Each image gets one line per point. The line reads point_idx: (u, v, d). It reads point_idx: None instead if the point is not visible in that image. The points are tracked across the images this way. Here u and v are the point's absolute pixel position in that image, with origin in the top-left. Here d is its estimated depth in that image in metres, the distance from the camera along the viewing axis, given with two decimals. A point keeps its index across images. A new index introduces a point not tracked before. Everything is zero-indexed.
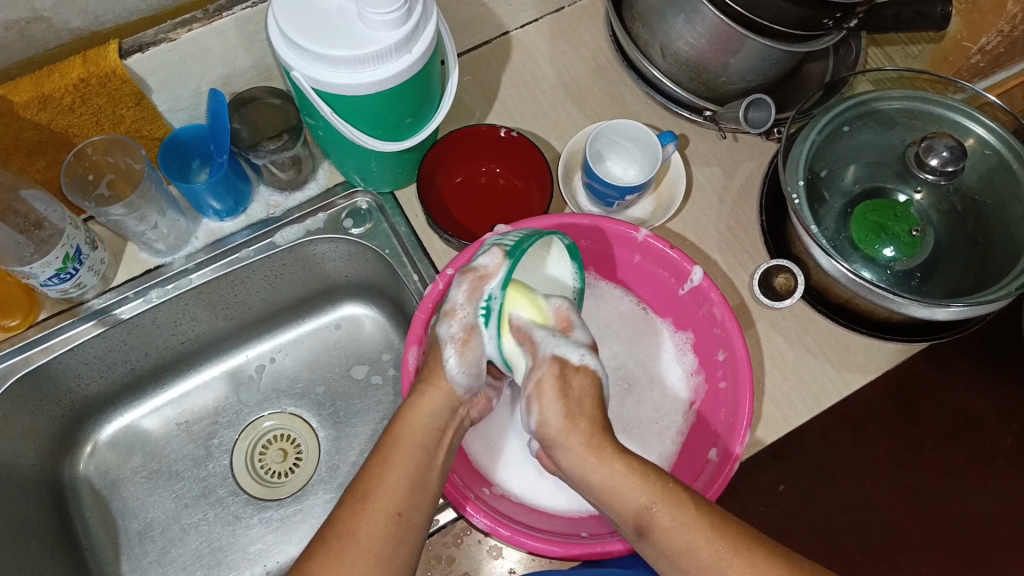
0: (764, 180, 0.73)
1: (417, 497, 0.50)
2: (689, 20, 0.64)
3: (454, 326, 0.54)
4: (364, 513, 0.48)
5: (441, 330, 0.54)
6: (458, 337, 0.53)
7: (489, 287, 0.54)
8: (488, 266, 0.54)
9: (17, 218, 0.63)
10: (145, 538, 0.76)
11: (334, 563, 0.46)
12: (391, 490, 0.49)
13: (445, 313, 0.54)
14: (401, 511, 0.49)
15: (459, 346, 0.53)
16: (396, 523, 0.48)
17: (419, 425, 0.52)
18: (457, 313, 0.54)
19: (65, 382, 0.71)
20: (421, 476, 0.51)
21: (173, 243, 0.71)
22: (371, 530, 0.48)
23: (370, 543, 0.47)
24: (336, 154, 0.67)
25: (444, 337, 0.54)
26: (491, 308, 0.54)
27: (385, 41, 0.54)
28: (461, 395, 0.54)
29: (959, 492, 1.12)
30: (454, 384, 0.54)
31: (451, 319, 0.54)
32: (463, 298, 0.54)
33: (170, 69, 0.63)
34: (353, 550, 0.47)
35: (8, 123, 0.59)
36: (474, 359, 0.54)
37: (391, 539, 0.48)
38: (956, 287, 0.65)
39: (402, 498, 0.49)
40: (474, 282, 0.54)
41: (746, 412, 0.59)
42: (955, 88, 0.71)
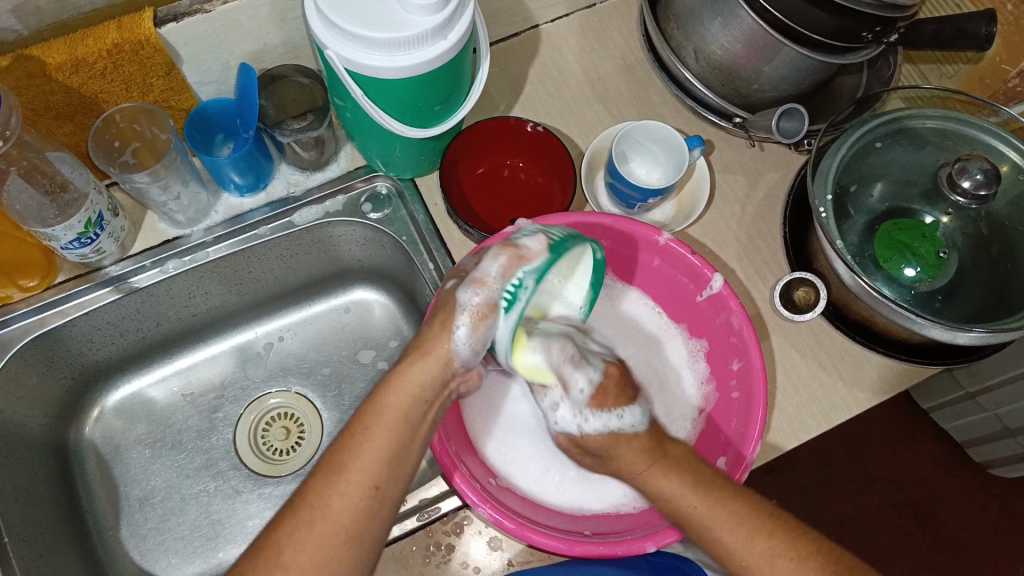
0: (789, 192, 0.73)
1: (394, 472, 0.50)
2: (724, 24, 0.64)
3: (477, 297, 0.51)
4: (338, 484, 0.48)
5: (462, 295, 0.52)
6: (476, 309, 0.51)
7: (523, 272, 0.51)
8: (530, 250, 0.52)
9: (43, 180, 0.63)
10: (145, 505, 0.76)
11: (304, 534, 0.46)
12: (367, 463, 0.49)
13: (472, 281, 0.52)
14: (378, 485, 0.49)
15: (473, 318, 0.52)
16: (371, 497, 0.48)
17: (406, 394, 0.52)
18: (485, 285, 0.51)
19: (77, 346, 0.72)
20: (400, 449, 0.51)
21: (192, 216, 0.71)
22: (344, 502, 0.47)
23: (343, 516, 0.47)
24: (362, 139, 0.67)
25: (462, 304, 0.52)
26: (518, 293, 0.51)
27: (420, 26, 0.54)
28: (456, 368, 0.54)
29: (953, 516, 1.13)
30: (454, 354, 0.53)
31: (477, 290, 0.51)
32: (496, 273, 0.51)
33: (202, 41, 0.63)
34: (321, 521, 0.46)
35: (40, 84, 0.59)
36: (483, 337, 0.52)
37: (364, 513, 0.48)
38: (977, 311, 0.64)
39: (379, 472, 0.49)
40: (513, 260, 0.52)
41: (757, 425, 0.59)
42: (991, 111, 0.70)
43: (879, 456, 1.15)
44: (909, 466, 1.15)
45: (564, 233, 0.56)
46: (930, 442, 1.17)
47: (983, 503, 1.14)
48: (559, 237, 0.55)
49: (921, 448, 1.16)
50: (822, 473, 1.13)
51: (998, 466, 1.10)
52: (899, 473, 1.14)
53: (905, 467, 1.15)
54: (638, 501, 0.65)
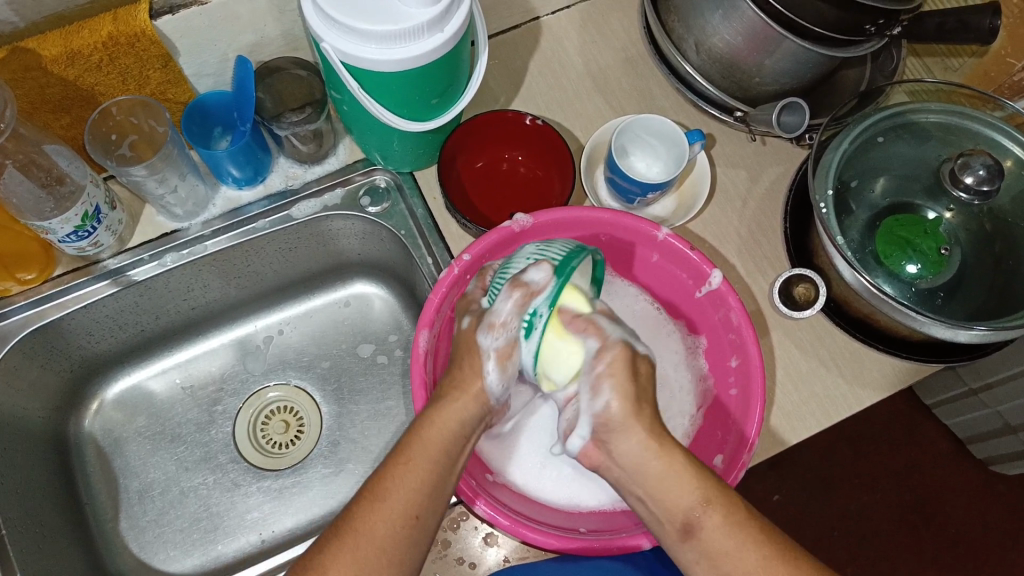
0: (791, 188, 0.72)
1: (434, 501, 0.49)
2: (726, 16, 0.63)
3: (498, 340, 0.53)
4: (379, 511, 0.48)
5: (483, 341, 0.53)
6: (500, 350, 0.53)
7: (535, 304, 0.51)
8: (536, 283, 0.52)
9: (40, 173, 0.63)
10: (144, 498, 0.77)
11: (345, 559, 0.46)
12: (409, 492, 0.48)
13: (489, 325, 0.53)
14: (419, 514, 0.48)
15: (499, 359, 0.53)
16: (412, 526, 0.48)
17: (447, 429, 0.52)
18: (500, 326, 0.52)
19: (75, 339, 0.72)
20: (440, 481, 0.50)
21: (191, 209, 0.71)
22: (385, 530, 0.47)
23: (384, 541, 0.47)
24: (360, 132, 0.67)
25: (486, 349, 0.53)
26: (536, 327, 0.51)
27: (416, 18, 0.53)
28: (493, 404, 0.54)
29: (956, 513, 1.13)
30: (487, 390, 0.53)
31: (495, 333, 0.53)
32: (509, 311, 0.52)
33: (199, 33, 0.63)
34: (365, 545, 0.46)
35: (36, 76, 0.59)
36: (513, 373, 0.53)
37: (405, 541, 0.48)
38: (978, 309, 0.64)
39: (420, 501, 0.49)
40: (523, 297, 0.52)
41: (755, 422, 0.59)
42: (995, 105, 0.69)
43: (881, 452, 1.15)
44: (912, 461, 1.14)
45: (567, 253, 0.54)
46: (934, 439, 1.16)
47: (987, 500, 1.14)
48: (565, 256, 0.54)
49: (925, 444, 1.16)
50: (826, 468, 1.13)
51: (1001, 462, 1.09)
52: (902, 470, 1.14)
53: (908, 463, 1.15)
54: None
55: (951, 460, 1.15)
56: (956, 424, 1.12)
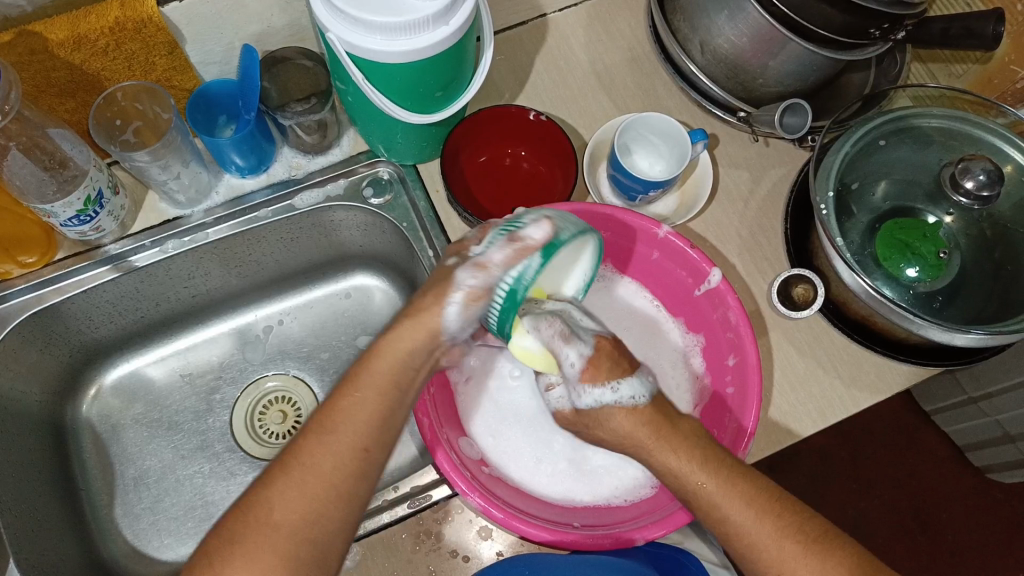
0: (792, 189, 0.72)
1: (382, 434, 0.50)
2: (730, 17, 0.63)
3: (475, 279, 0.52)
4: (328, 443, 0.48)
5: (460, 275, 0.52)
6: (472, 291, 0.52)
7: (527, 262, 0.51)
8: (533, 240, 0.52)
9: (43, 156, 0.63)
10: (140, 485, 0.77)
11: (293, 489, 0.46)
12: (358, 424, 0.49)
13: (474, 263, 0.52)
14: (368, 447, 0.49)
15: (467, 297, 0.52)
16: (362, 459, 0.49)
17: (395, 361, 0.52)
18: (485, 269, 0.52)
19: (75, 324, 0.72)
20: (388, 413, 0.51)
21: (193, 196, 0.71)
22: (336, 461, 0.48)
23: (334, 475, 0.48)
24: (364, 123, 0.67)
25: (459, 283, 0.52)
26: (519, 282, 0.51)
27: (422, 10, 0.53)
28: (442, 340, 0.54)
29: (952, 521, 1.13)
30: (443, 327, 0.53)
31: (476, 273, 0.52)
32: (499, 261, 0.52)
33: (205, 21, 0.63)
34: (311, 475, 0.47)
35: (42, 60, 0.59)
36: (475, 315, 0.53)
37: (355, 473, 0.48)
38: (976, 314, 0.64)
39: (369, 434, 0.49)
40: (518, 250, 0.52)
41: (751, 421, 0.59)
42: (998, 112, 0.69)
43: (879, 458, 1.15)
44: (910, 468, 1.15)
45: (570, 228, 0.54)
46: (933, 447, 1.16)
47: (984, 508, 1.14)
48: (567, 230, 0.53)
49: (923, 451, 1.16)
50: (824, 473, 1.13)
51: (999, 470, 1.09)
52: (900, 476, 1.14)
53: (906, 470, 1.15)
54: (629, 494, 0.65)
55: (949, 468, 1.15)
56: (955, 432, 1.12)
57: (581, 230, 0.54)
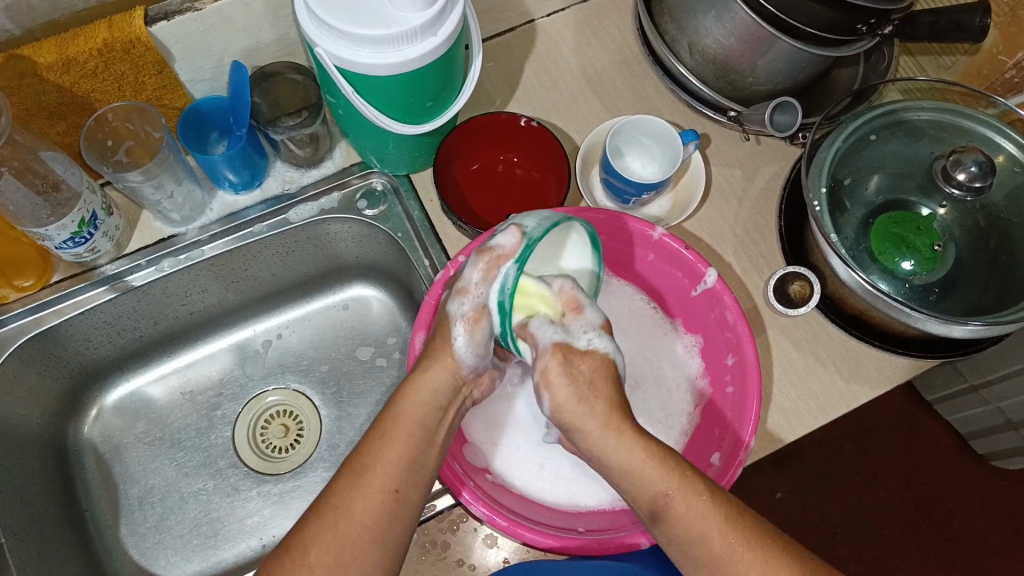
0: (785, 186, 0.72)
1: (415, 475, 0.50)
2: (718, 17, 0.63)
3: (465, 305, 0.53)
4: (359, 487, 0.48)
5: (451, 307, 0.53)
6: (467, 316, 0.53)
7: (505, 270, 0.51)
8: (504, 248, 0.51)
9: (35, 179, 0.63)
10: (144, 504, 0.77)
11: (327, 534, 0.47)
12: (388, 466, 0.49)
13: (457, 291, 0.53)
14: (399, 487, 0.49)
15: (468, 324, 0.53)
16: (393, 499, 0.49)
17: (421, 401, 0.53)
18: (470, 292, 0.52)
19: (74, 345, 0.72)
20: (419, 453, 0.51)
21: (188, 214, 0.71)
22: (366, 504, 0.48)
23: (366, 518, 0.47)
24: (355, 135, 0.67)
25: (453, 314, 0.53)
26: (503, 293, 0.51)
27: (409, 22, 0.53)
28: (465, 374, 0.55)
29: (958, 510, 1.13)
30: (460, 361, 0.54)
31: (463, 298, 0.53)
32: (477, 278, 0.52)
33: (193, 39, 0.63)
34: (346, 520, 0.47)
35: (31, 84, 0.59)
36: (483, 339, 0.54)
37: (386, 515, 0.48)
38: (973, 305, 0.64)
39: (400, 476, 0.50)
40: (492, 262, 0.52)
41: (751, 421, 0.59)
42: (988, 102, 0.69)
43: (883, 450, 1.15)
44: (914, 458, 1.15)
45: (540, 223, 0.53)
46: (936, 436, 1.16)
47: (990, 496, 1.14)
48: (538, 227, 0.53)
49: (927, 442, 1.16)
50: (827, 467, 1.13)
51: (1003, 458, 1.10)
52: (905, 467, 1.14)
53: (911, 461, 1.15)
54: None
55: (953, 457, 1.16)
56: (958, 421, 1.12)
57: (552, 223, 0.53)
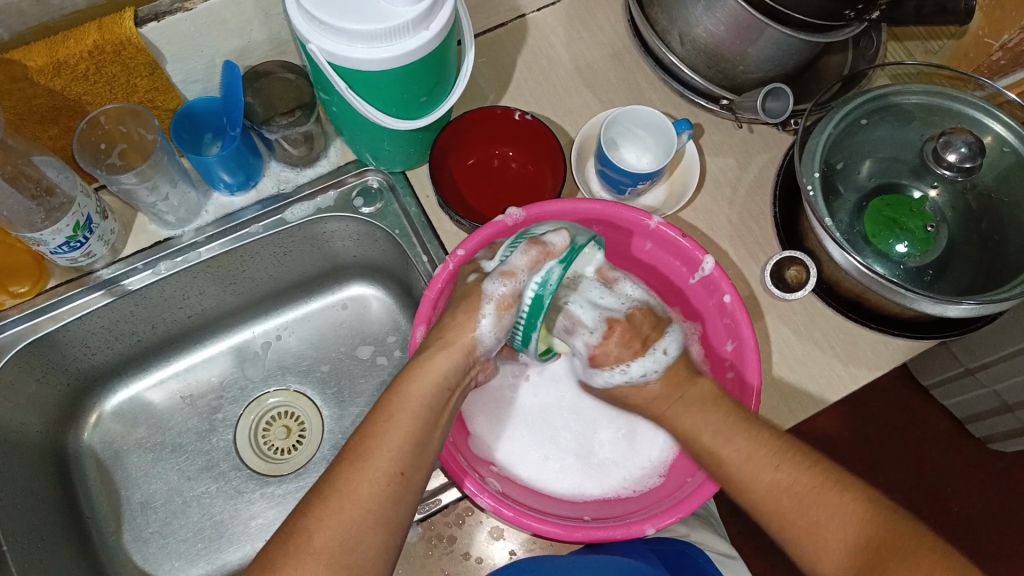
0: (778, 173, 0.73)
1: (419, 457, 0.51)
2: (708, 7, 0.64)
3: (504, 288, 0.54)
4: (364, 471, 0.48)
5: (489, 286, 0.54)
6: (501, 299, 0.54)
7: (552, 265, 0.53)
8: (556, 245, 0.54)
9: (29, 184, 0.62)
10: (147, 509, 0.76)
11: (331, 518, 0.46)
12: (395, 448, 0.50)
13: (500, 273, 0.54)
14: (404, 470, 0.50)
15: (498, 307, 0.54)
16: (397, 482, 0.49)
17: (429, 383, 0.54)
18: (513, 277, 0.54)
19: (72, 351, 0.72)
20: (425, 435, 0.52)
21: (183, 216, 0.71)
22: (371, 488, 0.48)
23: (371, 501, 0.48)
24: (350, 132, 0.67)
25: (488, 294, 0.54)
26: (545, 287, 0.53)
27: (401, 17, 0.54)
28: (478, 355, 0.56)
29: (956, 493, 1.14)
30: (478, 341, 0.55)
31: (504, 281, 0.54)
32: (524, 266, 0.53)
33: (185, 40, 0.63)
34: (352, 506, 0.47)
35: (22, 88, 0.58)
36: (506, 325, 0.55)
37: (391, 499, 0.48)
38: (967, 286, 0.65)
39: (404, 457, 0.50)
40: (540, 256, 0.53)
41: (752, 406, 0.59)
42: (975, 85, 0.70)
43: (882, 436, 1.16)
44: (912, 443, 1.16)
45: (585, 236, 0.56)
46: (933, 421, 1.17)
47: (988, 479, 1.15)
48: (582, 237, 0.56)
49: (924, 427, 1.17)
50: (827, 454, 1.14)
51: (1000, 440, 1.11)
52: (903, 453, 1.15)
53: (909, 446, 1.16)
54: (640, 484, 0.65)
55: (950, 441, 1.17)
56: (954, 405, 1.13)
57: (593, 237, 0.57)
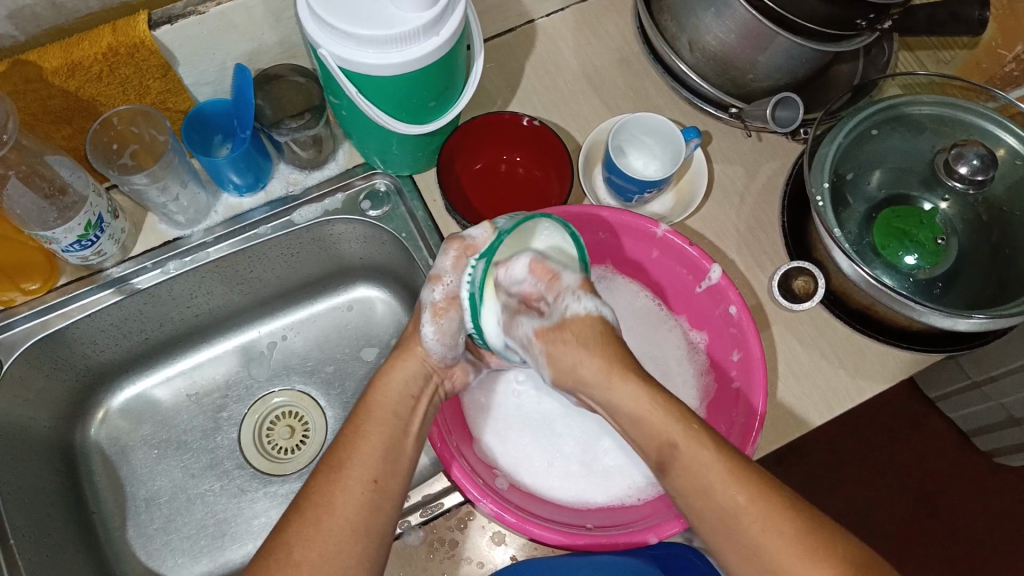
0: (787, 181, 0.73)
1: (390, 465, 0.51)
2: (718, 14, 0.64)
3: (437, 292, 0.57)
4: (339, 480, 0.49)
5: (424, 293, 0.58)
6: (436, 304, 0.57)
7: (473, 258, 0.56)
8: (474, 238, 0.56)
9: (42, 183, 0.63)
10: (151, 505, 0.77)
11: (311, 531, 0.47)
12: (363, 458, 0.51)
13: (431, 279, 0.57)
14: (376, 477, 0.50)
15: (436, 313, 0.57)
16: (371, 489, 0.50)
17: (393, 392, 0.56)
18: (441, 280, 0.57)
19: (81, 349, 0.72)
20: (393, 443, 0.53)
21: (193, 216, 0.72)
22: (347, 497, 0.49)
23: (349, 511, 0.48)
24: (359, 136, 0.68)
25: (425, 301, 0.58)
26: (472, 285, 0.55)
27: (411, 23, 0.54)
28: (434, 363, 0.59)
29: (963, 507, 1.13)
30: (429, 351, 0.58)
31: (435, 285, 0.57)
32: (448, 267, 0.57)
33: (197, 42, 0.64)
34: (330, 518, 0.48)
35: (37, 89, 0.59)
36: (449, 329, 0.57)
37: (367, 507, 0.49)
38: (976, 298, 0.64)
39: (376, 465, 0.51)
40: (461, 252, 0.56)
41: (759, 412, 0.59)
42: (988, 96, 0.69)
43: (887, 446, 1.15)
44: (919, 454, 1.15)
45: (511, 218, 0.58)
46: (940, 433, 1.16)
47: (994, 492, 1.14)
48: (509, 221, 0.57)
49: (929, 438, 1.16)
50: (832, 464, 1.13)
51: (1005, 454, 1.10)
52: (910, 463, 1.14)
53: (914, 457, 1.15)
54: (643, 492, 0.65)
55: (957, 453, 1.15)
56: (961, 418, 1.12)
57: (523, 217, 0.57)
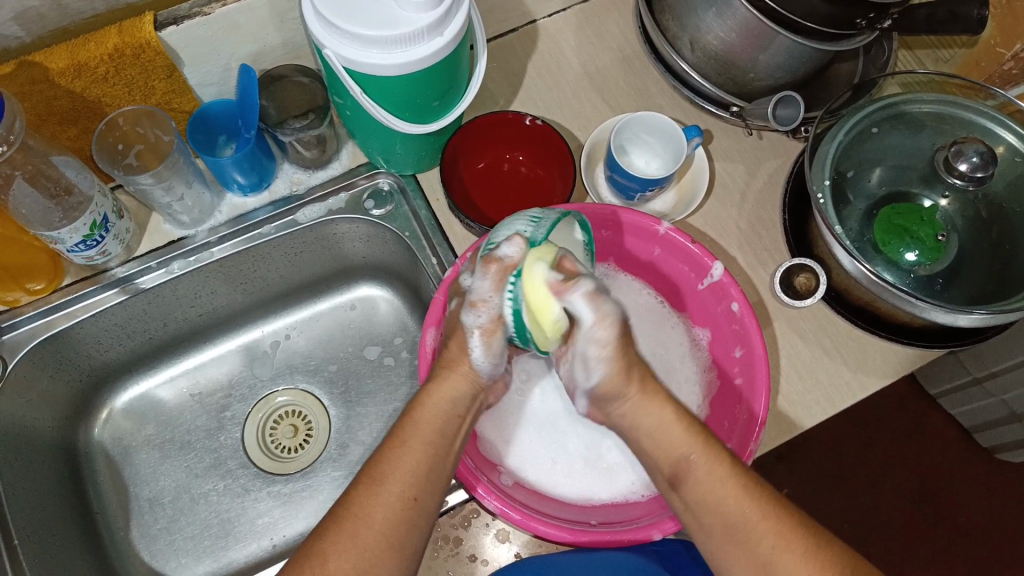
0: (788, 179, 0.73)
1: (430, 482, 0.51)
2: (719, 14, 0.64)
3: (481, 316, 0.54)
4: (378, 495, 0.49)
5: (467, 318, 0.55)
6: (484, 327, 0.55)
7: (513, 277, 0.53)
8: (510, 257, 0.53)
9: (48, 183, 0.63)
10: (155, 505, 0.77)
11: (347, 542, 0.47)
12: (408, 474, 0.50)
13: (471, 303, 0.54)
14: (417, 496, 0.50)
15: (484, 335, 0.55)
16: (411, 508, 0.49)
17: (439, 408, 0.54)
18: (483, 304, 0.54)
19: (85, 349, 0.73)
20: (437, 461, 0.52)
21: (197, 216, 0.72)
22: (385, 512, 0.48)
23: (384, 524, 0.48)
24: (362, 136, 0.68)
25: (470, 326, 0.55)
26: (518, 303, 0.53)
27: (415, 23, 0.54)
28: (483, 381, 0.57)
29: (966, 505, 1.13)
30: (478, 370, 0.56)
31: (478, 310, 0.54)
32: (489, 290, 0.53)
33: (202, 44, 0.64)
34: (366, 532, 0.47)
35: (43, 89, 0.60)
36: (498, 348, 0.55)
37: (405, 524, 0.49)
38: (978, 294, 0.64)
39: (418, 483, 0.50)
40: (498, 274, 0.53)
41: (761, 408, 0.59)
42: (987, 94, 0.70)
43: (889, 443, 1.15)
44: (922, 451, 1.15)
45: (538, 228, 0.55)
46: (942, 430, 1.16)
47: (997, 489, 1.14)
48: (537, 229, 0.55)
49: (931, 435, 1.16)
50: (834, 461, 1.13)
51: (1008, 450, 1.10)
52: (912, 461, 1.14)
53: (917, 454, 1.15)
54: (646, 489, 0.65)
55: (959, 450, 1.15)
56: (962, 414, 1.12)
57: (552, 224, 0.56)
